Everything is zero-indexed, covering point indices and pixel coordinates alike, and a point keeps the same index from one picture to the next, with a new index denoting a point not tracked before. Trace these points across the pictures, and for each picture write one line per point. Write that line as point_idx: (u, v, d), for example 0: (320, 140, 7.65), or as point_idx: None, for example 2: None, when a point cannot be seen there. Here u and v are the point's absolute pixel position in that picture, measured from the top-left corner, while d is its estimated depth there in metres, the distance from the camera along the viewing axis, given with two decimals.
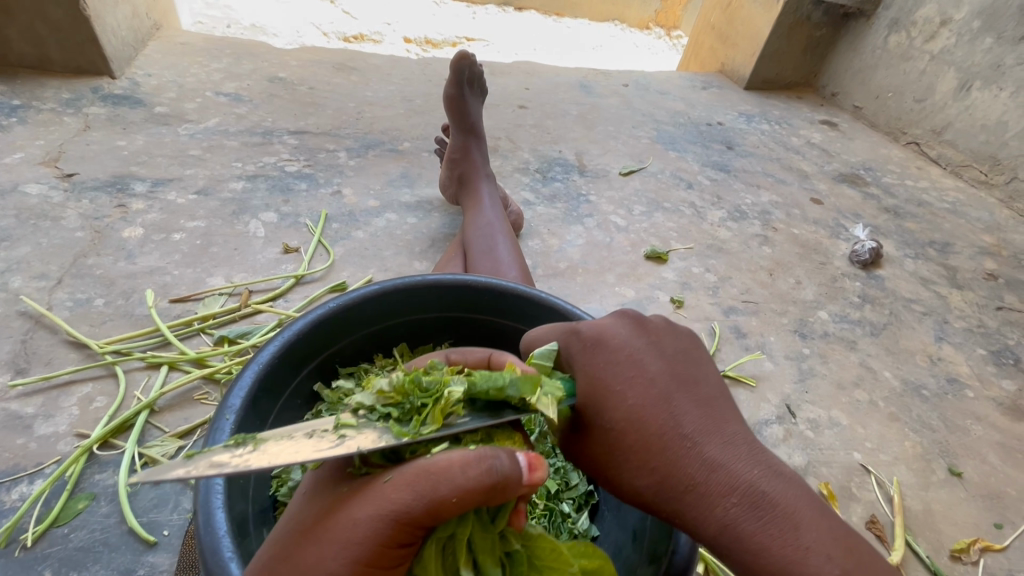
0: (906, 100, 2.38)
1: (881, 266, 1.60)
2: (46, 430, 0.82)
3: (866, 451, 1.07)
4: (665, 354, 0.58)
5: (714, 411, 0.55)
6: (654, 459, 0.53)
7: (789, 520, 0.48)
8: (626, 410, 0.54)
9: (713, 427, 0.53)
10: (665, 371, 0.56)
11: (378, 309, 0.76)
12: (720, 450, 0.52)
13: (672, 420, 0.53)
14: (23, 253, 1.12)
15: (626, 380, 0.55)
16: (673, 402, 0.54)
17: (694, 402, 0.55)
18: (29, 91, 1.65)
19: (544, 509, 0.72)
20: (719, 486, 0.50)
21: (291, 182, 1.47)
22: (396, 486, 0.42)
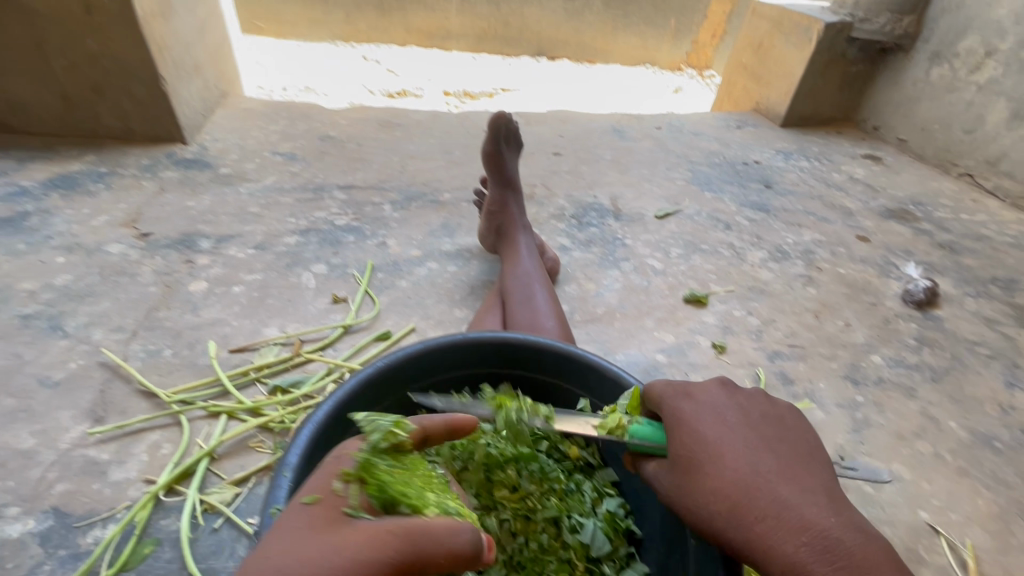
0: (955, 132, 2.31)
1: (938, 306, 1.52)
2: (118, 476, 0.88)
3: (934, 509, 1.00)
4: (747, 411, 0.66)
5: (794, 466, 0.62)
6: (732, 500, 0.58)
7: (860, 566, 0.54)
8: (709, 452, 0.61)
9: (791, 478, 0.60)
10: (745, 424, 0.64)
11: (423, 368, 0.80)
12: (795, 497, 0.58)
13: (751, 465, 0.60)
14: (104, 307, 1.23)
15: (714, 428, 0.63)
16: (752, 448, 0.62)
17: (772, 454, 0.62)
18: (113, 159, 1.85)
19: (583, 571, 0.70)
20: (794, 529, 0.56)
21: (340, 235, 1.56)
22: (374, 538, 0.45)
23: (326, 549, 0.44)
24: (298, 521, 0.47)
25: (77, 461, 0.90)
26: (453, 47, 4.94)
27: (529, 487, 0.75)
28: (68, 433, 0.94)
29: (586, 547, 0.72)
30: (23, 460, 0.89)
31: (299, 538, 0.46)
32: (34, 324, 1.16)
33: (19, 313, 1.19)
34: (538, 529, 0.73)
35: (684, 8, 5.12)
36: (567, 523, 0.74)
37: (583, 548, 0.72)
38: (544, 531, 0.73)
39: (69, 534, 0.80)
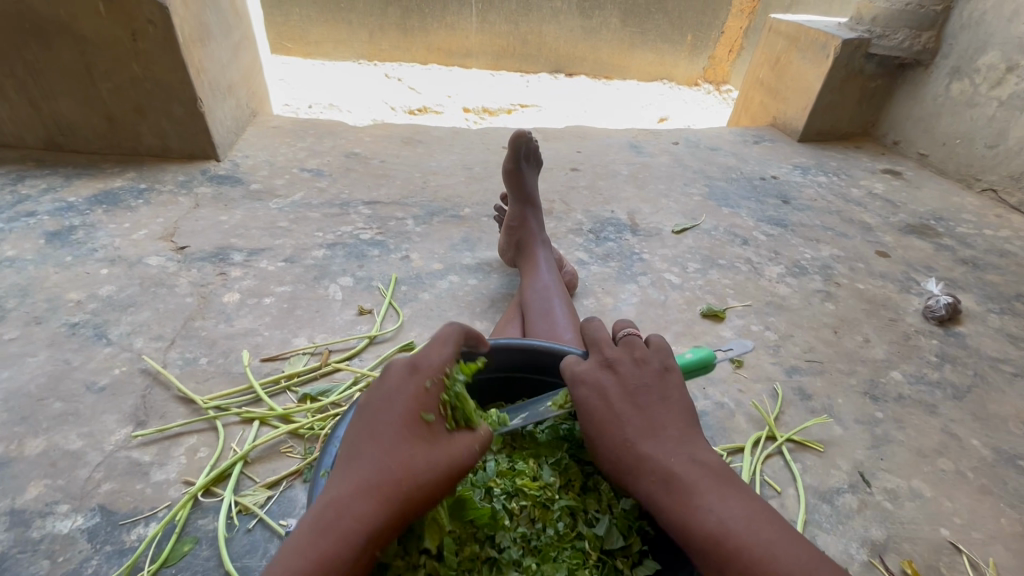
0: (977, 146, 2.29)
1: (960, 322, 1.51)
2: (159, 477, 0.93)
3: (956, 527, 1.00)
4: (628, 378, 0.77)
5: (661, 421, 0.73)
6: (606, 455, 0.72)
7: (692, 496, 0.65)
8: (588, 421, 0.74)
9: (651, 433, 0.72)
10: (623, 391, 0.75)
11: None
12: (651, 449, 0.70)
13: (620, 429, 0.72)
14: (145, 317, 1.30)
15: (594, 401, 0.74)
16: (622, 412, 0.74)
17: (640, 413, 0.74)
18: (152, 175, 1.94)
19: (595, 560, 0.71)
20: (650, 474, 0.68)
21: (365, 249, 1.62)
22: (457, 443, 0.67)
23: (435, 455, 0.64)
24: (407, 429, 0.64)
25: (122, 462, 0.95)
26: (473, 65, 5.06)
27: (550, 478, 0.78)
28: (113, 435, 1.00)
29: (600, 538, 0.73)
30: (72, 460, 0.95)
31: (409, 446, 0.63)
32: (80, 332, 1.23)
33: (67, 322, 1.26)
34: (554, 516, 0.74)
35: (700, 25, 5.17)
36: (584, 515, 0.76)
37: (598, 539, 0.73)
38: (560, 520, 0.74)
39: (115, 531, 0.85)
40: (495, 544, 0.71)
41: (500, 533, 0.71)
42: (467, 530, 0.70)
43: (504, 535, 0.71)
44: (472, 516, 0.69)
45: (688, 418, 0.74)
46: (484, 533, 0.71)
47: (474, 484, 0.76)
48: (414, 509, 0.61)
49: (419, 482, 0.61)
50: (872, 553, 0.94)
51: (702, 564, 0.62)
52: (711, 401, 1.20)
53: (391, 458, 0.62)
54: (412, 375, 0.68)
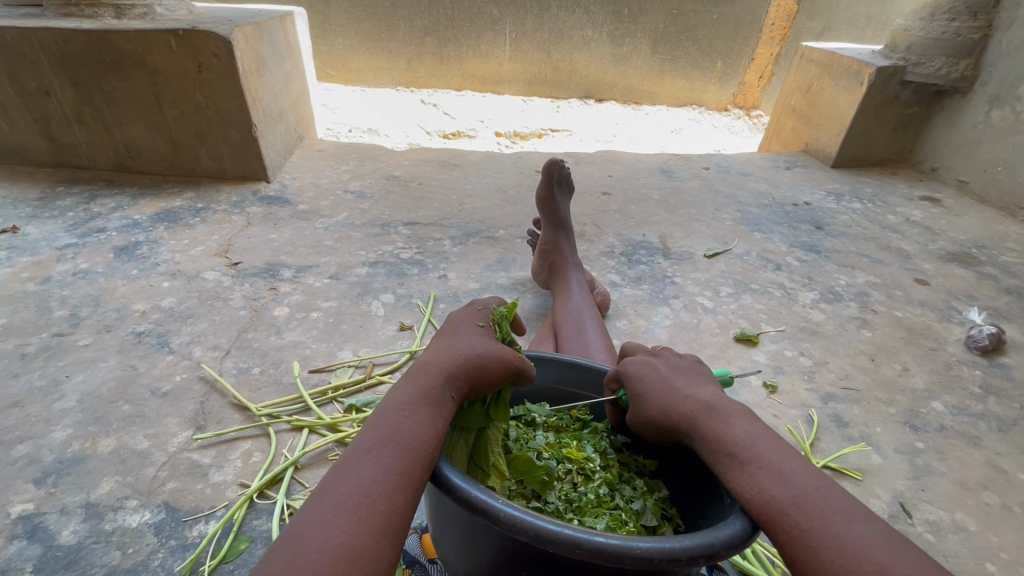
0: (1020, 174, 2.24)
1: (1004, 353, 1.48)
2: (218, 478, 1.00)
3: (1003, 563, 0.97)
4: (668, 357, 0.81)
5: (699, 380, 0.76)
6: (642, 389, 0.74)
7: (733, 420, 0.66)
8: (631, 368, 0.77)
9: (691, 383, 0.74)
10: (662, 362, 0.79)
11: None
12: (692, 390, 0.72)
13: (665, 379, 0.74)
14: (203, 328, 1.39)
15: (644, 360, 0.78)
16: (664, 370, 0.76)
17: (679, 374, 0.77)
18: (208, 195, 2.08)
19: (636, 528, 0.68)
20: (689, 400, 0.70)
21: (405, 268, 1.69)
22: (503, 346, 0.73)
23: (492, 345, 0.72)
24: (461, 332, 0.73)
25: (184, 462, 1.02)
26: (505, 91, 5.22)
27: (593, 455, 0.78)
28: (175, 437, 1.07)
29: (638, 513, 0.71)
30: (139, 459, 1.02)
31: (459, 340, 0.72)
32: (145, 340, 1.33)
33: (133, 330, 1.36)
34: (596, 484, 0.73)
35: (731, 51, 5.21)
36: (621, 492, 0.74)
37: (635, 514, 0.71)
38: (600, 488, 0.73)
39: (179, 526, 0.91)
40: (540, 497, 0.71)
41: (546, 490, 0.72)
42: (514, 480, 0.71)
43: (550, 491, 0.72)
44: (525, 470, 0.71)
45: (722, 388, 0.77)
46: (528, 488, 0.71)
47: (527, 445, 0.77)
48: (474, 387, 0.69)
49: (476, 361, 0.69)
50: None
51: (729, 471, 0.62)
52: None
53: (454, 343, 0.71)
54: (471, 306, 0.80)
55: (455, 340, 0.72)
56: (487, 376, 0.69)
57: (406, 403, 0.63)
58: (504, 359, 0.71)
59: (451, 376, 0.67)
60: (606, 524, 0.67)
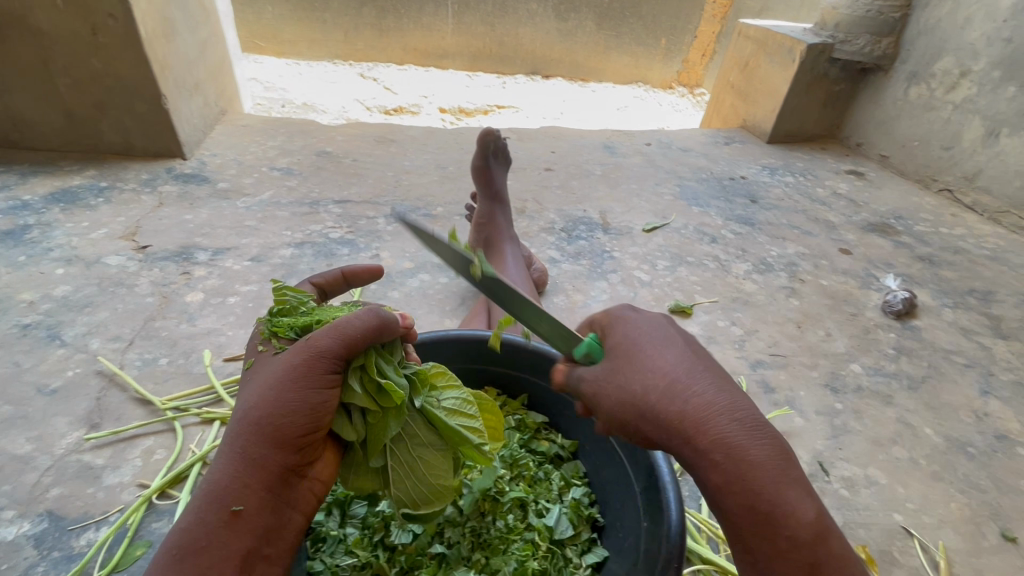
0: (934, 148, 2.37)
1: (916, 317, 1.56)
2: (112, 480, 0.92)
3: (909, 513, 1.02)
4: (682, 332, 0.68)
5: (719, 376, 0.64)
6: (655, 366, 0.60)
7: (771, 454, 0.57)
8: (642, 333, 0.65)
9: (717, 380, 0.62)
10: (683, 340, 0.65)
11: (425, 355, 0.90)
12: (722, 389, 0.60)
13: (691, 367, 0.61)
14: (102, 318, 1.26)
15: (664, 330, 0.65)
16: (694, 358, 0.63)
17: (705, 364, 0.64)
18: (114, 173, 1.89)
19: (546, 552, 0.77)
20: (724, 408, 0.58)
21: (334, 248, 1.60)
22: (290, 353, 0.64)
23: (280, 361, 0.64)
24: (253, 377, 0.67)
25: (73, 466, 0.93)
26: (450, 66, 5.06)
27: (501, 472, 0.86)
28: (64, 438, 0.97)
29: (551, 529, 0.79)
30: (20, 465, 0.92)
31: (247, 387, 0.66)
32: (33, 333, 1.19)
33: (19, 323, 1.22)
34: (505, 508, 0.81)
35: (674, 29, 5.25)
36: (534, 507, 0.82)
37: (547, 530, 0.79)
38: (510, 512, 0.81)
39: (63, 536, 0.83)
40: (444, 538, 0.79)
41: (449, 528, 0.80)
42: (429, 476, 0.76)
43: (453, 531, 0.80)
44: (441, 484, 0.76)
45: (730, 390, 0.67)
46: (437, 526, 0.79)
47: None
48: (270, 411, 0.60)
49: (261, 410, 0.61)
50: None
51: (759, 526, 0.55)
52: None
53: (243, 394, 0.65)
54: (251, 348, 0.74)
55: (245, 390, 0.66)
56: (284, 409, 0.61)
57: (213, 502, 0.58)
58: (286, 386, 0.61)
59: (241, 444, 0.60)
60: (515, 563, 0.75)
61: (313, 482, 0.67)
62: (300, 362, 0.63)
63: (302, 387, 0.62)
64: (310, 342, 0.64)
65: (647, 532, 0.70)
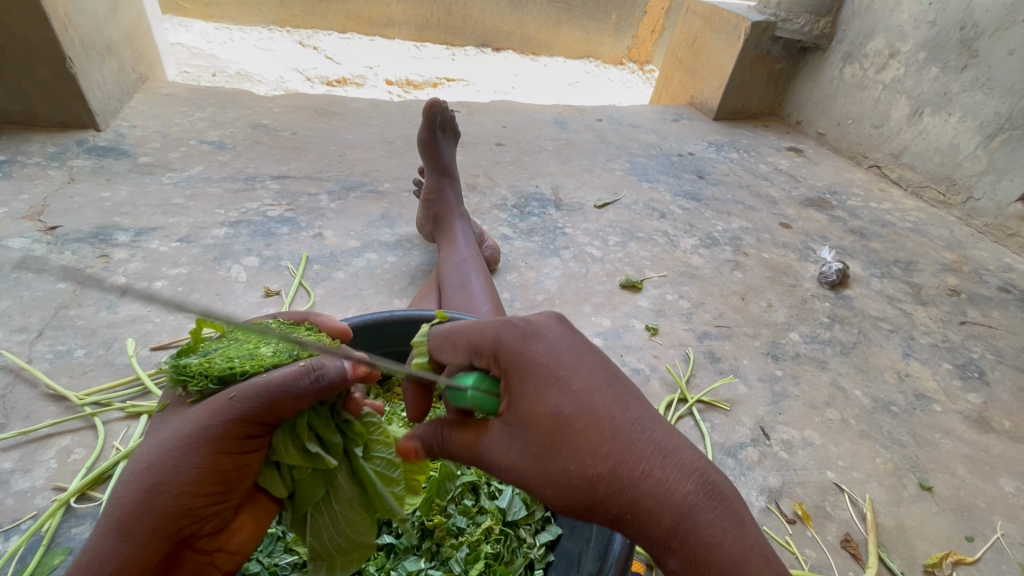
0: (865, 127, 2.49)
1: (848, 286, 1.65)
2: (23, 485, 0.85)
3: (839, 470, 1.09)
4: (532, 379, 0.53)
5: (586, 422, 0.51)
6: (545, 454, 0.52)
7: (650, 513, 0.49)
8: (534, 374, 0.53)
9: (584, 439, 0.50)
10: (532, 406, 0.52)
11: (374, 337, 0.87)
12: (584, 460, 0.50)
13: (548, 454, 0.51)
14: (4, 307, 1.14)
15: (561, 358, 0.54)
16: (549, 435, 0.51)
17: (562, 429, 0.51)
18: (14, 146, 1.69)
19: (499, 533, 0.78)
20: (593, 481, 0.50)
21: (273, 226, 1.50)
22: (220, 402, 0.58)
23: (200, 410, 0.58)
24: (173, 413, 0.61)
25: None
26: (396, 35, 4.85)
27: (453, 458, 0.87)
28: None
29: (502, 511, 0.79)
30: None
31: (163, 426, 0.60)
32: None
33: None
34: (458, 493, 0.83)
35: (624, 3, 5.23)
36: (486, 490, 0.84)
37: (500, 511, 0.80)
38: (463, 497, 0.83)
39: None
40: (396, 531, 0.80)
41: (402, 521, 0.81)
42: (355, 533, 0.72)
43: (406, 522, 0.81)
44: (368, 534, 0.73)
45: (617, 397, 0.53)
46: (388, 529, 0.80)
47: None
48: (178, 472, 0.55)
49: (162, 480, 0.55)
50: (768, 500, 1.01)
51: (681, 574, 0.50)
52: (627, 368, 1.25)
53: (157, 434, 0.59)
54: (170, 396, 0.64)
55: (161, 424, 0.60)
56: (168, 472, 0.55)
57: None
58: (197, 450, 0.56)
59: (116, 510, 0.55)
60: (465, 553, 0.75)
61: (214, 552, 0.62)
62: (202, 425, 0.56)
63: (194, 454, 0.56)
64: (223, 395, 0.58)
65: None
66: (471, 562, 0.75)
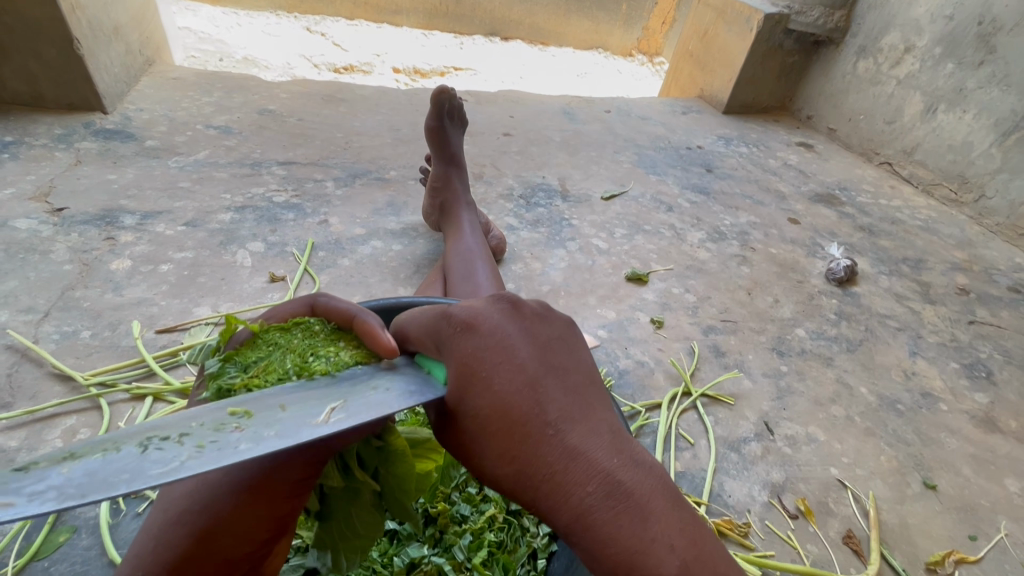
0: (877, 122, 2.46)
1: (855, 283, 1.64)
2: (29, 463, 0.85)
3: (843, 466, 1.09)
4: (464, 379, 0.55)
5: (512, 423, 0.52)
6: (480, 451, 0.54)
7: (573, 513, 0.49)
8: (461, 369, 0.55)
9: (509, 440, 0.52)
10: (465, 403, 0.55)
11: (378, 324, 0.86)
12: (511, 461, 0.52)
13: (483, 453, 0.54)
14: (10, 287, 1.14)
15: (485, 356, 0.55)
16: (481, 434, 0.54)
17: (491, 430, 0.53)
18: (21, 127, 1.69)
19: (503, 522, 0.79)
20: (522, 481, 0.52)
21: (278, 212, 1.50)
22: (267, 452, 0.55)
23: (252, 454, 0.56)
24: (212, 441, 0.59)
25: None
26: (404, 23, 4.81)
27: None
28: None
29: (506, 500, 0.81)
30: None
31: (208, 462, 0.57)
32: None
33: None
34: (461, 481, 0.84)
35: None
36: None
37: (504, 500, 0.81)
38: (467, 484, 0.84)
39: None
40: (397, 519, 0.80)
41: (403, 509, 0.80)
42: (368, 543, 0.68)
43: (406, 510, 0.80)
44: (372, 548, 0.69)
45: (540, 395, 0.53)
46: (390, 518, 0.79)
47: None
48: (238, 517, 0.56)
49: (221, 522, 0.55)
50: (771, 494, 1.01)
51: None
52: (631, 362, 1.24)
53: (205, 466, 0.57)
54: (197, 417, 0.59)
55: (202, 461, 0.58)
56: (217, 512, 0.55)
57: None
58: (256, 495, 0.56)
59: (162, 552, 0.54)
60: (469, 539, 0.76)
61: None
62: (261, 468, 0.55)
63: (240, 496, 0.55)
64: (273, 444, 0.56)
65: None
66: (473, 550, 0.75)
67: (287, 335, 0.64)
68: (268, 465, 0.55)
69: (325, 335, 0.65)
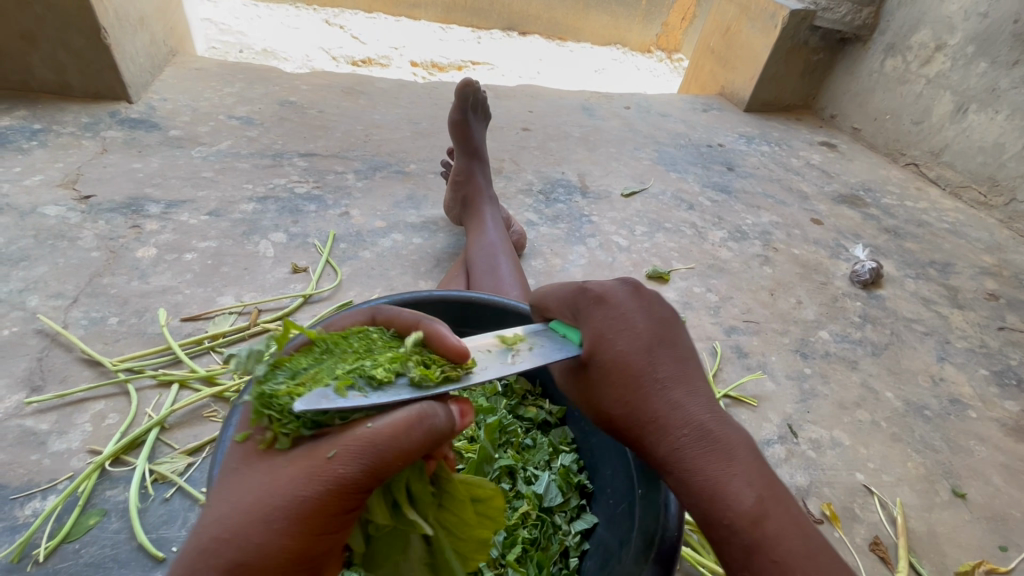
0: (904, 122, 2.40)
1: (881, 286, 1.61)
2: (59, 446, 0.86)
3: (869, 472, 1.07)
4: (590, 334, 0.62)
5: (625, 375, 0.60)
6: (595, 393, 0.63)
7: (670, 453, 0.57)
8: (589, 326, 0.63)
9: (621, 387, 0.60)
10: (589, 353, 0.62)
11: None
12: (623, 404, 0.60)
13: (599, 394, 0.62)
14: (40, 273, 1.16)
15: (608, 321, 0.62)
16: (597, 378, 0.62)
17: (606, 375, 0.61)
18: (49, 115, 1.71)
19: (536, 519, 0.78)
20: (630, 423, 0.60)
21: (300, 204, 1.50)
22: (340, 459, 0.48)
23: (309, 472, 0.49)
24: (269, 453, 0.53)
25: (13, 431, 0.87)
26: (421, 16, 4.80)
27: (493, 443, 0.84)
28: (2, 402, 0.91)
29: (540, 497, 0.79)
30: None
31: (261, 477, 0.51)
32: None
33: None
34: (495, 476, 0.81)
35: None
36: (523, 475, 0.82)
37: (537, 497, 0.80)
38: (501, 479, 0.81)
39: (6, 506, 0.79)
40: None
41: None
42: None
43: None
44: None
45: (656, 354, 0.60)
46: None
47: None
48: (288, 544, 0.48)
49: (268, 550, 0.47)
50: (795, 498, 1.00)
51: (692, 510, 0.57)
52: None
53: (262, 479, 0.50)
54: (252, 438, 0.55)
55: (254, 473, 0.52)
56: (263, 536, 0.48)
57: None
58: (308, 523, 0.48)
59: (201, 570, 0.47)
60: (504, 537, 0.75)
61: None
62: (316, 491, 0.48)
63: (296, 522, 0.48)
64: (326, 451, 0.49)
65: (642, 499, 0.68)
66: (507, 547, 0.75)
67: (343, 342, 0.61)
68: (316, 482, 0.48)
69: (384, 341, 0.61)
